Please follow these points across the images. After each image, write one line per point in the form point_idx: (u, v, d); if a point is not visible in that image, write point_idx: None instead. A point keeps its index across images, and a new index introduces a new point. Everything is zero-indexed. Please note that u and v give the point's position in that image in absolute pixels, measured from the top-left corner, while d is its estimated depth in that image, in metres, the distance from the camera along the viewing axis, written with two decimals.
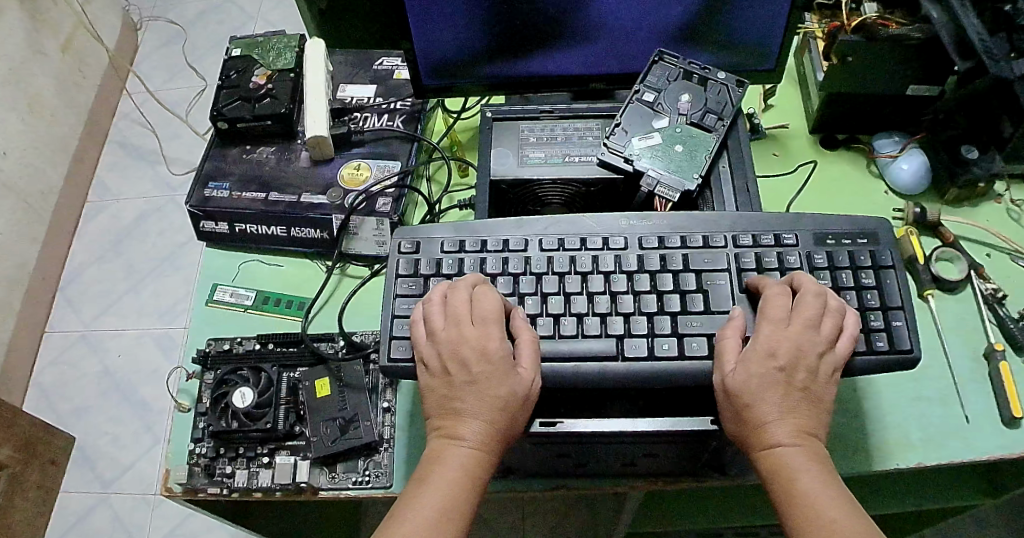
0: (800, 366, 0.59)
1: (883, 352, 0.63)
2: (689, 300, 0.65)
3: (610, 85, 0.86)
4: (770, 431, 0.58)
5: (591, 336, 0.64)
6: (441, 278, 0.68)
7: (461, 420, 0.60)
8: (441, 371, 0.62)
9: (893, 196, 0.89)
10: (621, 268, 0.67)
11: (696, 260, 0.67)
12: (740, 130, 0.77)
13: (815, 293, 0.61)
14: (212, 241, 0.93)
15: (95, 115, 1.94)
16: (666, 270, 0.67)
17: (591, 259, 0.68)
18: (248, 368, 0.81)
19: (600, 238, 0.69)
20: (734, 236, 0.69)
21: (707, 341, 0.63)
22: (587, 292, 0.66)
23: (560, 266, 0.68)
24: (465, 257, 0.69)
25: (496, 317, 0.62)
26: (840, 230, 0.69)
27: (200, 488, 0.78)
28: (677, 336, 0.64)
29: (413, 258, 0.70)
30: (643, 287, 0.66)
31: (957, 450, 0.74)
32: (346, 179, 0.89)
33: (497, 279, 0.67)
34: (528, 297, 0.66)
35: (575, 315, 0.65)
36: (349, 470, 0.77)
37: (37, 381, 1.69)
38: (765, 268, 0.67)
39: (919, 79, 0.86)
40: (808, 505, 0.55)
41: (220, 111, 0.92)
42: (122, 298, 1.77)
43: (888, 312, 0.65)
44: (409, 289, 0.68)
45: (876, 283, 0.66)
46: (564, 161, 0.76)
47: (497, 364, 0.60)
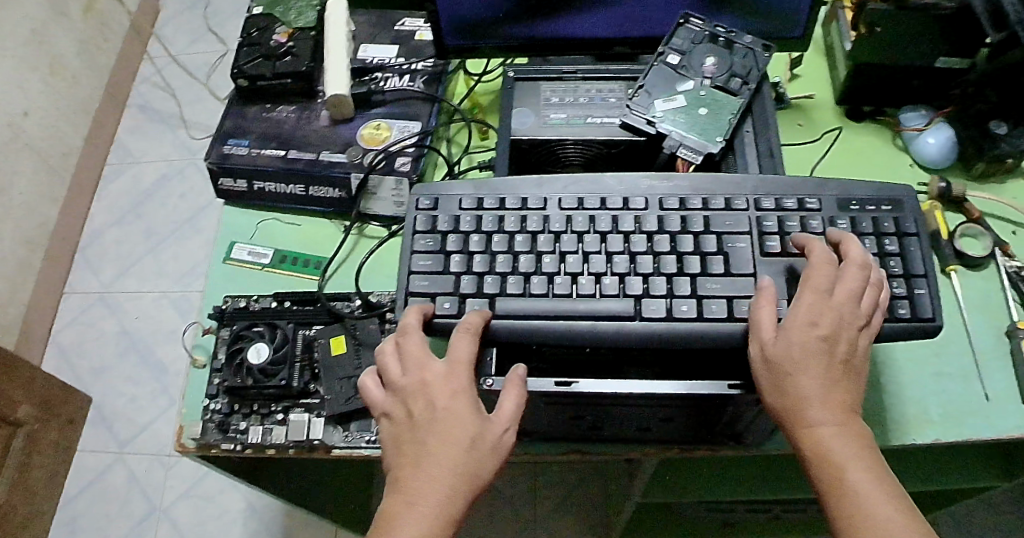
0: (842, 337, 0.58)
1: (905, 320, 0.63)
2: (709, 262, 0.65)
3: (634, 48, 0.85)
4: (812, 410, 0.56)
5: (608, 296, 0.64)
6: (460, 234, 0.68)
7: (423, 469, 0.56)
8: (405, 417, 0.59)
9: (918, 170, 0.88)
10: (641, 228, 0.67)
11: (717, 222, 0.67)
12: (766, 95, 0.76)
13: (861, 266, 0.60)
14: (231, 198, 0.93)
15: (116, 78, 1.94)
16: (686, 232, 0.66)
17: (611, 219, 0.67)
18: (264, 324, 0.82)
19: (620, 199, 0.69)
20: (756, 199, 0.68)
21: (726, 304, 0.63)
22: (606, 252, 0.66)
23: (579, 225, 0.67)
24: (484, 215, 0.69)
25: (467, 364, 0.60)
26: (864, 197, 0.69)
27: (213, 444, 0.78)
28: (696, 297, 0.64)
29: (431, 214, 0.69)
30: (662, 248, 0.66)
31: (975, 427, 0.73)
32: (366, 138, 0.89)
33: (515, 237, 0.67)
34: (546, 255, 0.66)
35: (593, 275, 0.65)
36: (363, 429, 0.78)
37: (57, 340, 1.72)
38: (787, 231, 0.66)
39: (950, 50, 0.84)
40: (853, 492, 0.54)
41: (241, 68, 0.92)
42: (140, 261, 1.79)
43: (911, 280, 0.64)
44: (426, 245, 0.68)
45: (900, 250, 0.66)
46: (586, 122, 0.75)
47: (462, 411, 0.58)
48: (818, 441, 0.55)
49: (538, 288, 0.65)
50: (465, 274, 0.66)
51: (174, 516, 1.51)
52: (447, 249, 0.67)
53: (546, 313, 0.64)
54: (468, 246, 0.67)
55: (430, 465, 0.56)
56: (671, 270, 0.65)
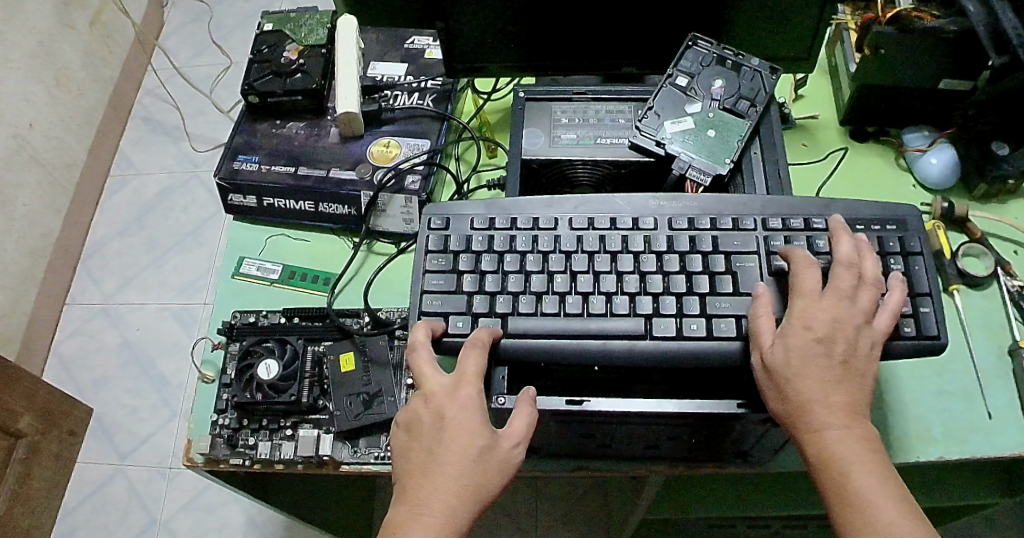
0: (840, 335, 0.58)
1: (912, 338, 0.63)
2: (718, 282, 0.66)
3: (641, 69, 0.86)
4: (817, 414, 0.56)
5: (618, 315, 0.65)
6: (471, 254, 0.69)
7: (429, 477, 0.57)
8: (414, 427, 0.60)
9: (921, 190, 0.89)
10: (650, 248, 0.68)
11: (725, 242, 0.68)
12: (773, 117, 0.77)
13: (848, 266, 0.62)
14: (240, 214, 0.94)
15: (120, 91, 1.95)
16: (695, 251, 0.67)
17: (620, 239, 0.68)
18: (274, 340, 0.82)
19: (629, 219, 0.69)
20: (763, 219, 0.69)
21: (735, 323, 0.64)
22: (616, 271, 0.67)
23: (589, 245, 0.68)
24: (495, 235, 0.69)
25: (475, 374, 0.60)
26: (869, 216, 0.69)
27: (222, 459, 0.79)
28: (706, 316, 0.64)
29: (442, 233, 0.70)
30: (671, 267, 0.66)
31: (979, 445, 0.74)
32: (375, 155, 0.90)
33: (526, 257, 0.68)
34: (557, 275, 0.67)
35: (604, 294, 0.66)
36: (372, 445, 0.78)
37: (58, 351, 1.72)
38: (794, 251, 0.67)
39: (952, 73, 0.85)
40: (859, 499, 0.54)
41: (252, 85, 0.93)
42: (143, 272, 1.79)
43: (917, 298, 0.65)
44: (438, 264, 0.68)
45: (905, 268, 0.66)
46: (595, 143, 0.76)
47: (470, 420, 0.58)
48: (822, 446, 0.56)
49: (549, 307, 0.65)
50: (477, 293, 0.67)
51: (175, 529, 1.51)
52: (459, 269, 0.68)
53: (556, 331, 0.64)
54: (480, 265, 0.68)
55: (437, 474, 0.57)
56: (680, 289, 0.65)
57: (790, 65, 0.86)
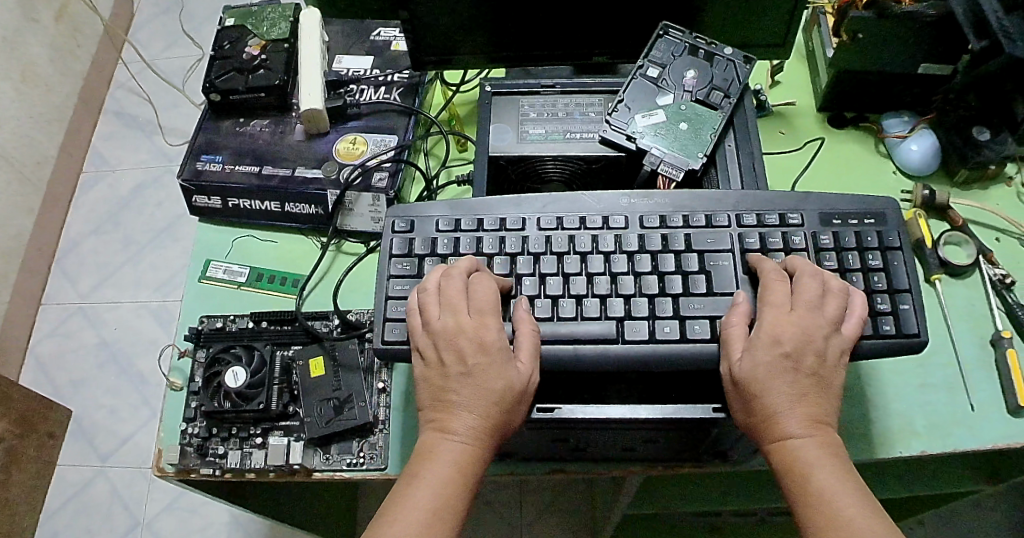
0: (807, 350, 0.57)
1: (889, 336, 0.62)
2: (691, 281, 0.64)
3: (613, 58, 0.84)
4: (783, 422, 0.56)
5: (588, 319, 0.63)
6: (437, 258, 0.67)
7: (454, 414, 0.58)
8: (436, 361, 0.60)
9: (901, 176, 0.87)
10: (622, 247, 0.66)
11: (699, 239, 0.66)
12: (747, 108, 0.74)
13: (812, 274, 0.60)
14: (205, 216, 0.91)
15: (91, 85, 1.91)
16: (668, 250, 0.65)
17: (591, 239, 0.66)
18: (241, 346, 0.79)
19: (600, 217, 0.67)
20: (738, 215, 0.67)
21: (709, 324, 0.62)
22: (587, 273, 0.65)
23: (559, 246, 0.66)
24: (462, 237, 0.67)
25: (495, 310, 0.61)
26: (846, 209, 0.67)
27: (193, 469, 0.77)
28: (679, 318, 0.63)
29: (407, 236, 0.68)
30: (643, 267, 0.65)
31: (960, 438, 0.73)
32: (341, 153, 0.87)
33: (493, 260, 0.66)
34: (525, 278, 0.65)
35: (574, 297, 0.64)
36: (344, 451, 0.76)
37: (34, 353, 1.68)
38: (769, 248, 0.65)
39: (931, 57, 0.83)
40: (825, 503, 0.53)
41: (212, 82, 0.90)
42: (119, 271, 1.76)
43: (895, 295, 0.63)
44: (403, 269, 0.66)
45: (883, 264, 0.64)
46: (565, 138, 0.74)
47: (495, 357, 0.59)
48: (789, 452, 0.56)
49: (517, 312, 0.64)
50: None
51: (158, 529, 1.49)
52: (424, 273, 0.66)
53: None
54: None
55: (465, 411, 0.58)
56: (653, 290, 0.64)
57: (765, 51, 0.84)
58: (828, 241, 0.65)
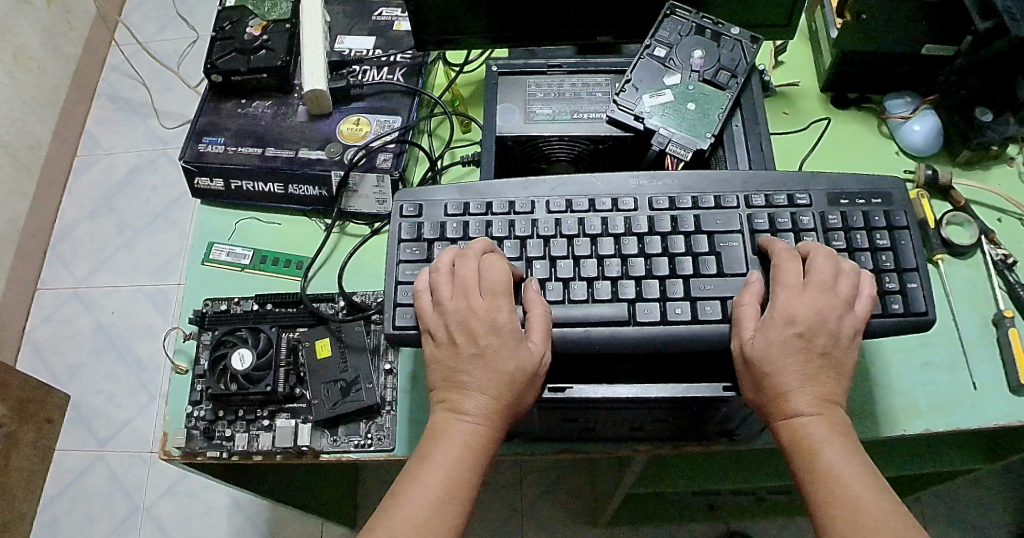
0: (820, 330, 0.58)
1: (898, 314, 0.62)
2: (702, 263, 0.64)
3: (617, 38, 0.85)
4: (793, 400, 0.57)
5: (599, 301, 0.63)
6: (446, 242, 0.66)
7: (465, 394, 0.59)
8: (448, 342, 0.60)
9: (903, 157, 0.88)
10: (631, 230, 0.66)
11: (708, 221, 0.66)
12: (755, 87, 0.73)
13: (826, 256, 0.60)
14: (207, 198, 0.90)
15: (84, 67, 1.89)
16: (678, 232, 0.65)
17: (601, 221, 0.66)
18: (246, 329, 0.78)
19: (609, 199, 0.67)
20: (747, 196, 0.67)
21: (720, 305, 0.62)
22: (597, 255, 0.65)
23: (568, 228, 0.66)
24: (470, 221, 0.67)
25: (506, 292, 0.61)
26: (853, 189, 0.67)
27: (199, 452, 0.77)
28: (690, 300, 0.63)
29: (416, 221, 0.68)
30: (653, 249, 0.65)
31: (964, 416, 0.74)
32: (345, 134, 0.86)
33: (503, 243, 0.66)
34: (536, 262, 0.65)
35: (585, 280, 0.64)
36: (351, 433, 0.76)
37: (30, 338, 1.68)
38: (778, 229, 0.65)
39: (935, 38, 0.83)
40: (834, 479, 0.54)
41: (214, 63, 0.88)
42: (115, 255, 1.75)
43: (903, 274, 0.63)
44: (412, 254, 0.66)
45: (891, 243, 0.64)
46: (572, 118, 0.72)
47: (505, 339, 0.59)
48: (799, 430, 0.56)
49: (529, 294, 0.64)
50: None
51: (158, 513, 1.50)
52: (434, 257, 0.66)
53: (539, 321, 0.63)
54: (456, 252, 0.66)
55: (476, 391, 0.58)
56: (663, 272, 0.64)
57: (769, 31, 0.85)
58: (836, 221, 0.65)
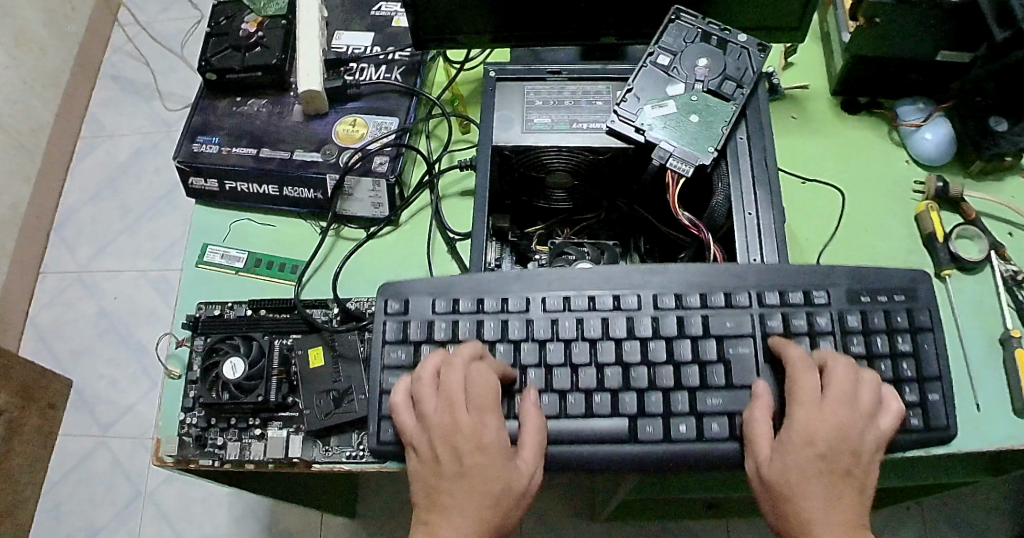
0: (840, 450, 0.55)
1: (916, 429, 0.60)
2: (709, 373, 0.61)
3: (622, 39, 0.83)
4: (818, 531, 0.54)
5: (600, 416, 0.61)
6: (434, 343, 0.64)
7: (449, 517, 0.56)
8: (431, 458, 0.59)
9: (915, 166, 0.85)
10: (633, 332, 0.63)
11: (717, 323, 0.63)
12: (762, 98, 0.70)
13: (847, 367, 0.58)
14: (201, 197, 0.89)
15: (86, 47, 1.87)
16: (683, 336, 0.63)
17: (602, 323, 0.64)
18: (239, 337, 0.78)
19: (610, 298, 0.65)
20: (759, 292, 0.63)
21: (727, 422, 0.60)
22: (597, 363, 0.63)
23: (566, 333, 0.64)
24: (462, 321, 0.65)
25: (493, 406, 0.59)
26: (874, 285, 0.64)
27: (192, 459, 0.76)
28: (695, 414, 0.61)
29: (402, 319, 0.66)
30: (656, 356, 0.62)
31: (967, 438, 0.72)
32: (341, 135, 0.85)
33: (496, 347, 0.64)
34: (531, 369, 0.63)
35: (584, 391, 0.62)
36: (343, 443, 0.75)
37: (34, 322, 1.68)
38: (793, 330, 0.62)
39: (951, 44, 0.80)
40: None
41: (209, 60, 0.87)
42: (117, 239, 1.75)
43: (924, 384, 0.61)
44: (396, 356, 0.65)
45: (913, 348, 0.62)
46: (571, 128, 0.70)
47: (490, 457, 0.57)
48: None
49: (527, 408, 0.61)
50: None
51: (160, 499, 1.51)
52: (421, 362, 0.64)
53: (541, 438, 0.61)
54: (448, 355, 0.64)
55: (461, 513, 0.56)
56: (667, 383, 0.61)
57: (778, 35, 0.82)
58: (857, 324, 0.62)
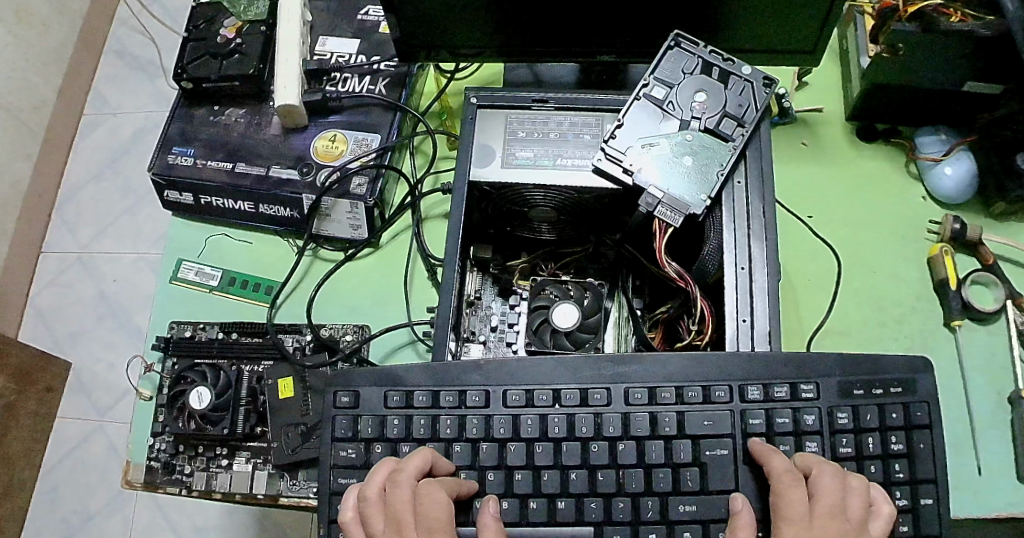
0: None
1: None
2: (682, 478, 0.55)
3: (622, 57, 0.76)
4: None
5: (563, 523, 0.54)
6: (386, 443, 0.57)
7: None
8: None
9: (931, 203, 0.80)
10: (601, 432, 0.56)
11: (693, 422, 0.56)
12: (764, 138, 0.65)
13: (833, 473, 0.51)
14: (178, 210, 0.86)
15: (92, 20, 1.67)
16: (655, 436, 0.56)
17: (566, 421, 0.56)
18: (206, 365, 0.75)
19: (577, 394, 0.57)
20: (740, 387, 0.56)
21: (701, 532, 0.54)
22: (561, 466, 0.56)
23: (529, 431, 0.56)
24: (416, 416, 0.57)
25: (445, 524, 0.48)
26: (869, 374, 0.57)
27: (159, 485, 0.74)
28: (666, 523, 0.54)
29: (353, 414, 0.58)
30: (626, 459, 0.55)
31: (966, 504, 0.68)
32: (320, 152, 0.81)
33: (452, 447, 0.56)
34: (490, 472, 0.55)
35: (546, 496, 0.55)
36: (310, 478, 0.71)
37: (35, 303, 1.57)
38: (775, 430, 0.55)
39: (979, 75, 0.74)
40: None
41: (184, 67, 0.83)
42: (116, 221, 1.60)
43: (918, 486, 0.54)
44: (348, 457, 0.57)
45: (907, 447, 0.55)
46: (555, 164, 0.65)
47: None
48: None
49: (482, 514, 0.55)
50: None
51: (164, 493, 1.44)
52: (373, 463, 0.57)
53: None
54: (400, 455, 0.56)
55: None
56: (636, 489, 0.55)
57: (791, 59, 0.75)
58: (845, 418, 0.55)
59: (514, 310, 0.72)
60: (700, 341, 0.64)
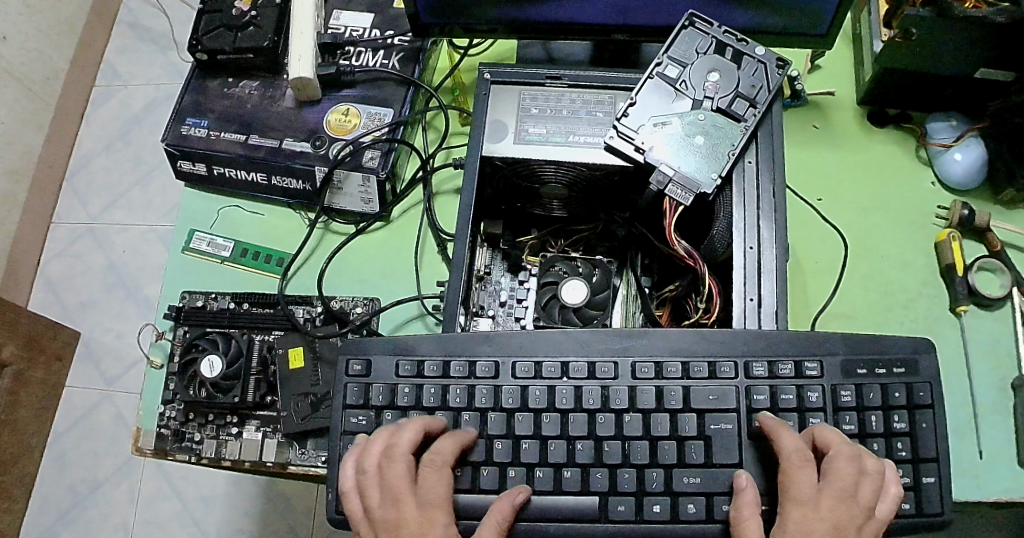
0: None
1: (908, 515, 0.55)
2: (687, 451, 0.56)
3: (634, 36, 0.76)
4: None
5: (569, 492, 0.56)
6: (397, 411, 0.58)
7: None
8: None
9: (940, 189, 0.80)
10: (608, 404, 0.57)
11: (700, 396, 0.57)
12: (776, 119, 0.66)
13: (849, 457, 0.51)
14: (192, 182, 0.86)
15: None
16: (662, 409, 0.57)
17: (573, 393, 0.57)
18: (217, 334, 0.76)
19: (585, 366, 0.58)
20: (746, 363, 0.57)
21: (705, 504, 0.55)
22: (568, 436, 0.57)
23: (537, 402, 0.57)
24: (427, 385, 0.58)
25: (444, 501, 0.53)
26: (873, 354, 0.58)
27: (169, 452, 0.75)
28: (671, 494, 0.55)
29: (364, 382, 0.59)
30: (632, 431, 0.56)
31: (967, 488, 0.69)
32: (333, 125, 0.81)
33: (461, 416, 0.57)
34: (498, 441, 0.57)
35: (552, 466, 0.56)
36: (320, 447, 0.73)
37: (44, 273, 1.57)
38: (780, 406, 0.56)
39: (992, 62, 0.74)
40: None
41: (199, 39, 0.84)
42: (129, 192, 1.60)
43: (920, 465, 0.55)
44: (358, 423, 0.58)
45: (910, 427, 0.56)
46: (568, 141, 0.66)
47: None
48: None
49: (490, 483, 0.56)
50: None
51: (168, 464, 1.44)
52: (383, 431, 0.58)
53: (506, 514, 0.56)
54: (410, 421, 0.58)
55: None
56: (641, 460, 0.56)
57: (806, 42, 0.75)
58: (848, 395, 0.56)
59: (523, 286, 0.73)
60: (706, 319, 0.65)
